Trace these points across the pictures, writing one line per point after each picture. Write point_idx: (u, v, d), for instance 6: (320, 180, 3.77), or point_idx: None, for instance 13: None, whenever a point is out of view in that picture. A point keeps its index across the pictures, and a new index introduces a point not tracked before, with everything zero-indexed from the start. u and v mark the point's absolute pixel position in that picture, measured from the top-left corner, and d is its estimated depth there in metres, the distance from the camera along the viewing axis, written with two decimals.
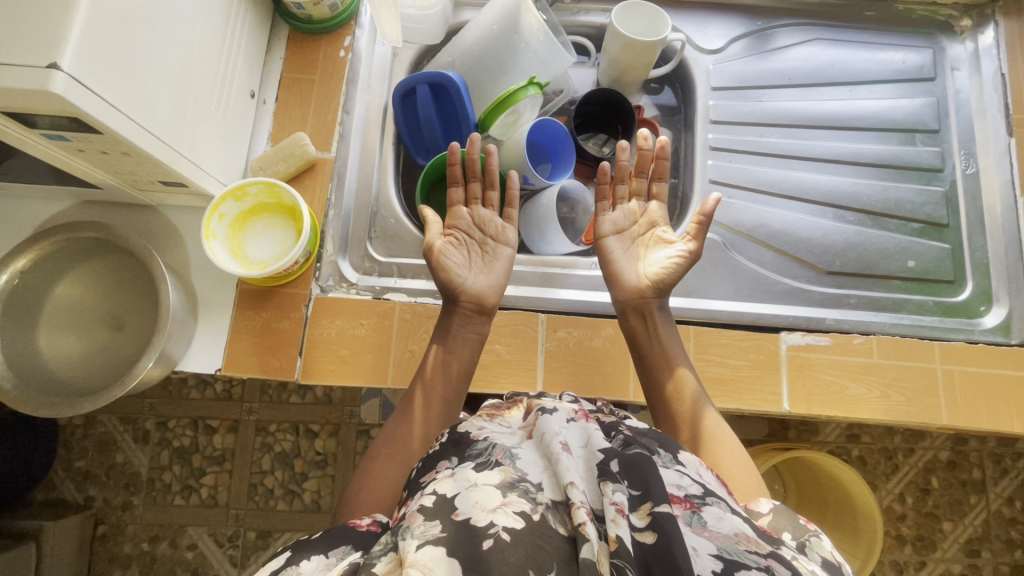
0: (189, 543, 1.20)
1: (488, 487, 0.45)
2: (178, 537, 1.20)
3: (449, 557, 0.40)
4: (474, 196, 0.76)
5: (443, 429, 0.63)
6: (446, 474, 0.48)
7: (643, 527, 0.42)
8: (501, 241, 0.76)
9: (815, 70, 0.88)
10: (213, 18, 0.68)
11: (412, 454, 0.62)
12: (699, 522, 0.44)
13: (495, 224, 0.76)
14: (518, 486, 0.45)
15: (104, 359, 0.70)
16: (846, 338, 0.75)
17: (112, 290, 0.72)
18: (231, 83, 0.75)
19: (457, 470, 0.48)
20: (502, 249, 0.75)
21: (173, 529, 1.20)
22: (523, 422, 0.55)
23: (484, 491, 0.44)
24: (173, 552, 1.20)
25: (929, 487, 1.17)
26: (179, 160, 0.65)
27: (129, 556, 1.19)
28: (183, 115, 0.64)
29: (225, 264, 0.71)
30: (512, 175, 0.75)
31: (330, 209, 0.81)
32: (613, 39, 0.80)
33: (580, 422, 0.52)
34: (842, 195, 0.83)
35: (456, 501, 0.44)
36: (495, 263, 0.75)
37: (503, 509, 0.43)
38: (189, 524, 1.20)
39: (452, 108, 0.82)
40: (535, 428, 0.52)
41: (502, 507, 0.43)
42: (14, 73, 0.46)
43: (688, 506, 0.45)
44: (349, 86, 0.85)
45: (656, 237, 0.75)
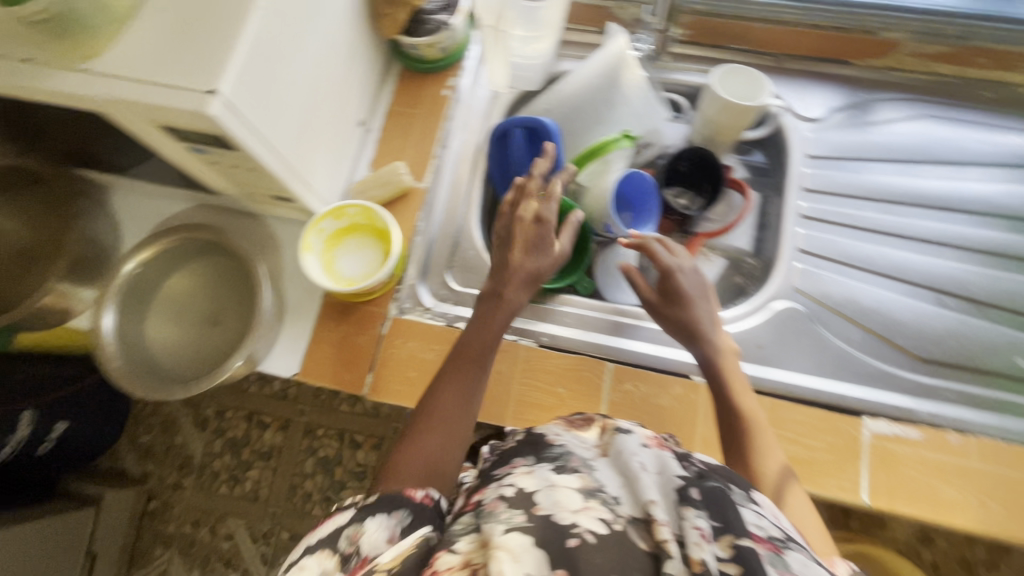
0: (227, 533, 1.24)
1: (569, 490, 0.45)
2: (217, 526, 1.24)
3: (536, 546, 0.40)
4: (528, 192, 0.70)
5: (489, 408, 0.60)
6: (523, 469, 0.49)
7: (727, 558, 0.40)
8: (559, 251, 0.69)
9: (920, 147, 0.84)
10: (339, 53, 0.74)
11: (459, 432, 0.59)
12: (783, 564, 0.40)
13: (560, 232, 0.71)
14: (598, 494, 0.45)
15: (198, 351, 0.76)
16: (940, 434, 0.70)
17: (214, 289, 0.78)
18: (345, 110, 0.81)
19: (535, 468, 0.49)
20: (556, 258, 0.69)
21: (215, 516, 1.25)
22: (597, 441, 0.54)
23: (565, 493, 0.44)
24: (211, 539, 1.24)
25: None
26: (293, 178, 0.71)
27: (172, 535, 1.25)
28: (303, 139, 0.70)
29: (316, 276, 0.76)
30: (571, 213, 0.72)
31: (417, 235, 0.85)
32: (711, 100, 0.81)
33: (654, 449, 0.51)
34: (944, 279, 0.78)
35: (537, 497, 0.45)
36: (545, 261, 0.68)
37: (585, 512, 0.43)
38: (229, 514, 1.25)
39: (543, 152, 0.85)
40: (611, 446, 0.52)
41: (584, 510, 0.43)
42: (180, 96, 0.53)
43: (772, 547, 0.42)
44: (448, 123, 0.90)
45: (693, 289, 0.71)
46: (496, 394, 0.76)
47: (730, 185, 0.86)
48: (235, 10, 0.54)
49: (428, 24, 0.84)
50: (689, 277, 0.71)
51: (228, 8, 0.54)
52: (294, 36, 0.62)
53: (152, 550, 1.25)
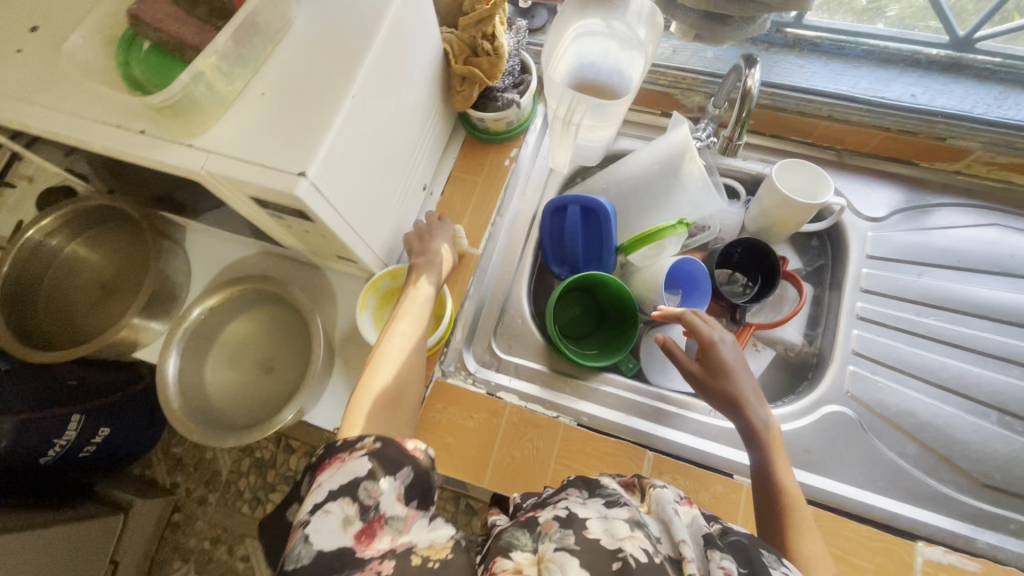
0: (244, 554, 1.26)
1: (618, 520, 0.51)
2: (235, 547, 1.27)
3: (582, 565, 0.47)
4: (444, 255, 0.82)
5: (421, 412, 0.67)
6: (577, 500, 0.56)
7: None
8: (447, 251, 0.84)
9: (989, 255, 0.82)
10: (412, 129, 0.79)
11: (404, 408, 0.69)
12: None
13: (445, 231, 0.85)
14: (643, 529, 0.51)
15: (253, 398, 0.79)
16: (1001, 570, 0.65)
17: (270, 337, 0.82)
18: (413, 178, 0.85)
19: (588, 500, 0.55)
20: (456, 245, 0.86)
21: (234, 536, 1.27)
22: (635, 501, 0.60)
23: (615, 523, 0.51)
24: (228, 558, 1.26)
25: None
26: (360, 245, 0.74)
27: (191, 549, 1.28)
28: (373, 208, 0.74)
29: (369, 334, 0.80)
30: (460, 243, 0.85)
31: (467, 300, 0.87)
32: (769, 194, 0.82)
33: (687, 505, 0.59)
34: (1010, 400, 0.74)
35: (589, 522, 0.51)
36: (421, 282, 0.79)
37: (631, 540, 0.49)
38: (248, 534, 1.27)
39: (598, 230, 0.86)
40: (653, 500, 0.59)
41: (630, 537, 0.49)
42: (273, 176, 0.57)
43: None
44: (506, 192, 0.93)
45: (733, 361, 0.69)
46: (532, 470, 0.76)
47: (785, 277, 0.85)
48: (330, 100, 0.59)
49: (499, 101, 0.88)
50: (730, 349, 0.70)
51: (325, 100, 0.59)
52: (376, 119, 0.67)
53: (171, 563, 1.28)
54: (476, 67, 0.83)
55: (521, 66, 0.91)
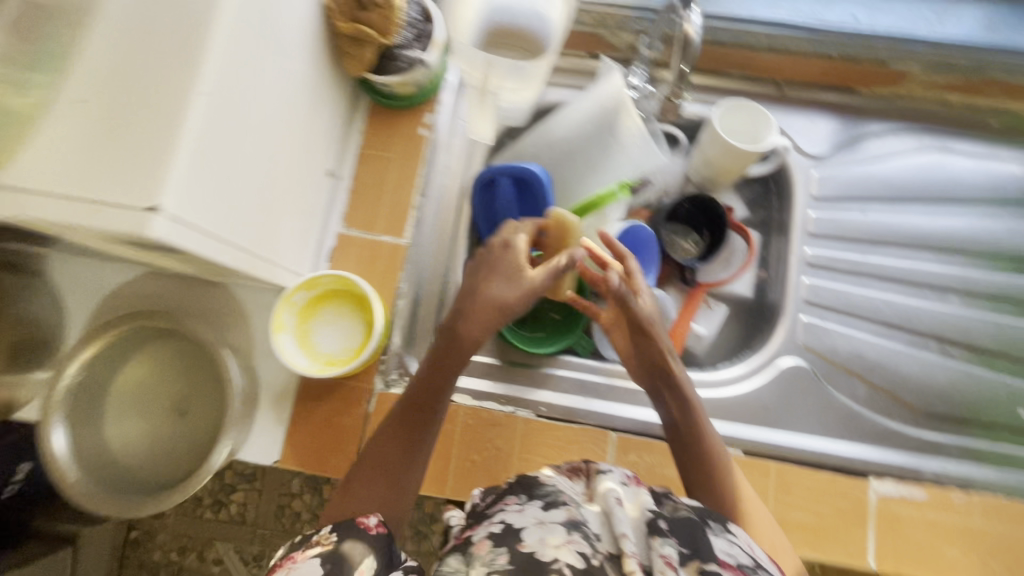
0: (216, 558, 1.20)
1: (554, 525, 0.51)
2: (206, 551, 1.20)
3: None
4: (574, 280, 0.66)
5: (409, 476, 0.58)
6: (514, 508, 0.55)
7: None
8: (490, 297, 0.62)
9: (928, 182, 0.80)
10: (298, 111, 0.65)
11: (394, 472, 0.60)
12: None
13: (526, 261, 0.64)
14: (581, 530, 0.51)
15: (169, 449, 0.68)
16: (945, 493, 0.69)
17: (173, 377, 0.70)
18: (310, 167, 0.72)
19: (526, 506, 0.54)
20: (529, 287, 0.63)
21: (201, 542, 1.21)
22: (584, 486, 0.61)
23: (550, 530, 0.50)
24: (199, 565, 1.21)
25: None
26: (259, 263, 0.63)
27: (157, 563, 1.21)
28: (261, 218, 0.61)
29: (291, 360, 0.70)
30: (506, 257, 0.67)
31: (399, 299, 0.77)
32: (712, 141, 0.75)
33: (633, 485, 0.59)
34: (949, 329, 0.76)
35: (523, 534, 0.51)
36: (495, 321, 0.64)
37: (568, 547, 0.49)
38: (217, 538, 1.20)
39: (534, 202, 0.77)
40: (593, 488, 0.59)
41: (566, 545, 0.49)
42: (116, 215, 0.44)
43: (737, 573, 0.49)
44: (426, 166, 0.82)
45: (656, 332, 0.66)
46: (495, 472, 0.73)
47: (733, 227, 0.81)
48: (171, 102, 0.45)
49: (399, 61, 0.74)
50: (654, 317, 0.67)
51: (164, 103, 0.45)
52: (246, 113, 0.53)
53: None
54: (366, 24, 0.68)
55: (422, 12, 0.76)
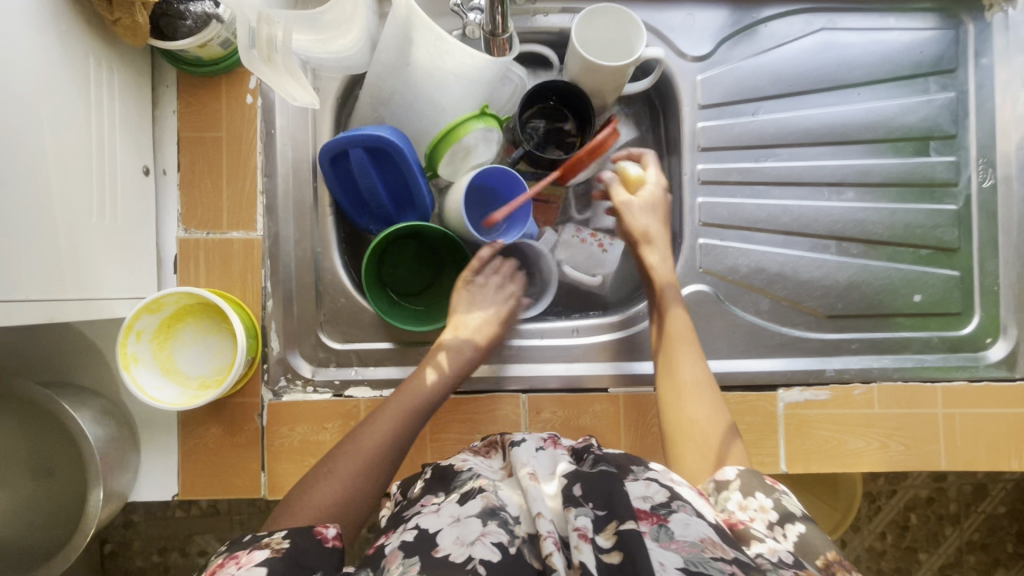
0: (201, 551, 1.02)
1: (469, 519, 0.45)
2: (187, 547, 1.02)
3: None
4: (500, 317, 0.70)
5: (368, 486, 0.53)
6: (431, 507, 0.49)
7: (609, 547, 0.42)
8: (477, 335, 0.68)
9: (818, 69, 0.74)
10: (57, 105, 0.52)
11: (372, 463, 0.55)
12: (667, 534, 0.43)
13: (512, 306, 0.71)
14: (498, 515, 0.46)
15: (48, 513, 0.62)
16: (846, 389, 0.71)
17: (22, 437, 0.62)
18: (114, 171, 0.60)
19: (442, 504, 0.49)
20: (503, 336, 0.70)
21: (180, 539, 1.01)
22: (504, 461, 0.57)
23: (464, 525, 0.45)
24: (186, 562, 1.02)
25: (908, 524, 1.04)
26: (67, 305, 0.53)
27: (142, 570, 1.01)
28: (47, 252, 0.51)
29: (155, 397, 0.62)
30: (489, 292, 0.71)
31: (268, 299, 0.70)
32: (572, 57, 0.66)
33: (549, 449, 0.55)
34: (847, 225, 0.74)
35: (437, 537, 0.45)
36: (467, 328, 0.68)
37: (482, 540, 0.44)
38: (197, 533, 1.02)
39: (396, 169, 0.68)
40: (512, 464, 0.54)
41: (481, 538, 0.44)
42: None
43: (655, 520, 0.44)
44: (266, 141, 0.70)
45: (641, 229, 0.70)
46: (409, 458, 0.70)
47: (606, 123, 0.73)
48: None
49: (185, 19, 0.60)
50: (646, 207, 0.70)
51: None
52: None
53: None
54: None
55: None
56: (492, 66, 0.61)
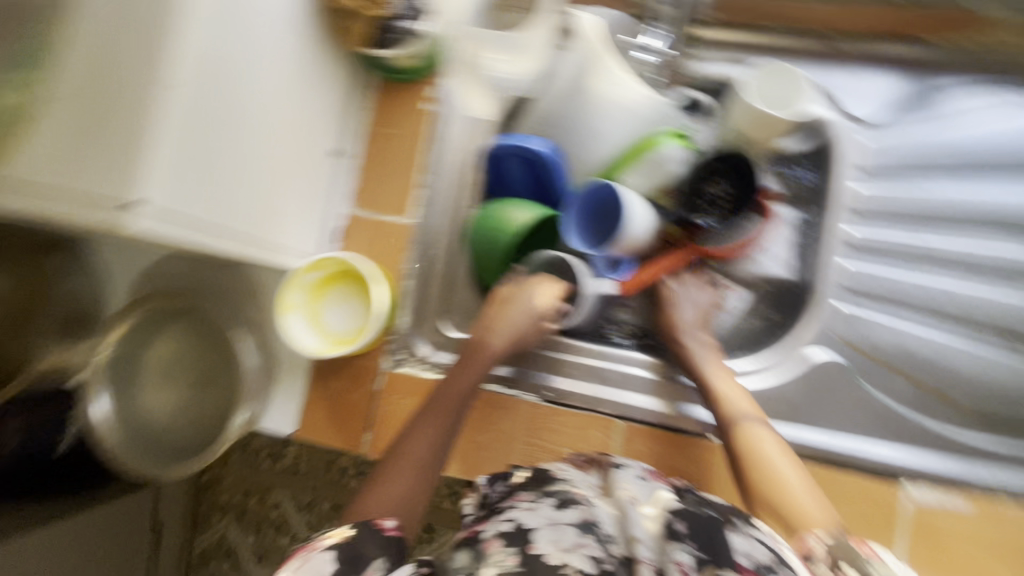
0: (274, 503, 1.15)
1: (566, 527, 0.46)
2: (265, 497, 1.15)
3: None
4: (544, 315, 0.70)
5: (423, 488, 0.60)
6: (525, 504, 0.50)
7: None
8: (522, 328, 0.69)
9: (1001, 151, 0.70)
10: (291, 89, 0.63)
11: (420, 465, 0.61)
12: None
13: (552, 306, 0.70)
14: (595, 531, 0.46)
15: (199, 417, 0.76)
16: (995, 507, 0.62)
17: (197, 353, 0.78)
18: (313, 148, 0.71)
19: (537, 504, 0.50)
20: (546, 333, 0.71)
21: (262, 488, 1.15)
22: (600, 477, 0.57)
23: (561, 531, 0.46)
24: (261, 509, 1.15)
25: None
26: (255, 249, 0.64)
27: (229, 504, 1.16)
28: (258, 203, 0.62)
29: (302, 343, 0.72)
30: (539, 293, 0.70)
31: (406, 279, 0.77)
32: (740, 110, 0.67)
33: (651, 482, 0.53)
34: (1013, 320, 0.68)
35: (533, 534, 0.46)
36: (505, 326, 0.69)
37: (579, 550, 0.45)
38: (276, 486, 1.15)
39: (543, 181, 0.74)
40: (609, 483, 0.54)
41: (577, 547, 0.45)
42: (103, 209, 0.47)
43: None
44: (434, 143, 0.78)
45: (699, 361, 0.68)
46: (498, 454, 0.73)
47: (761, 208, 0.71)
48: (141, 81, 0.45)
49: (392, 32, 0.69)
50: (693, 322, 0.71)
51: (127, 96, 0.45)
52: (227, 105, 0.53)
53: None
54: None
55: None
56: (654, 106, 0.68)
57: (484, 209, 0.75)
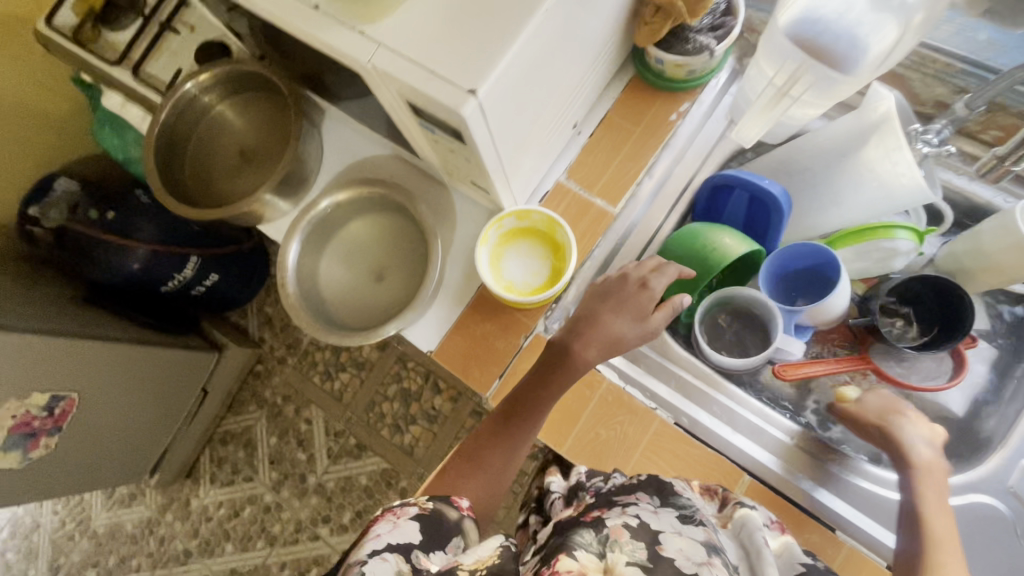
0: (307, 418, 1.25)
1: (695, 541, 0.47)
2: (301, 409, 1.25)
3: None
4: (640, 315, 0.64)
5: (496, 489, 0.61)
6: (649, 506, 0.51)
7: None
8: (619, 326, 0.64)
9: None
10: (586, 53, 0.68)
11: (491, 465, 0.61)
12: None
13: (654, 305, 0.64)
14: (723, 555, 0.47)
15: (362, 302, 0.82)
16: None
17: (383, 246, 0.84)
18: (568, 114, 0.76)
19: (660, 509, 0.51)
20: (649, 333, 0.64)
21: (301, 400, 1.26)
22: (719, 512, 0.59)
23: (690, 543, 0.46)
24: (294, 417, 1.25)
25: None
26: (500, 179, 0.69)
27: (266, 400, 1.28)
28: (523, 141, 0.67)
29: (484, 271, 0.76)
30: (642, 298, 0.64)
31: (588, 259, 0.80)
32: (999, 232, 0.65)
33: (774, 531, 0.58)
34: None
35: (661, 537, 0.47)
36: (595, 322, 0.64)
37: (711, 567, 0.45)
38: (315, 403, 1.25)
39: (764, 221, 0.76)
40: (735, 520, 0.56)
41: (710, 565, 0.45)
42: (447, 89, 0.51)
43: None
44: (663, 150, 0.81)
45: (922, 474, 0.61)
46: (614, 453, 0.72)
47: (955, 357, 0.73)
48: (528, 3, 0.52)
49: (689, 43, 0.75)
50: (921, 431, 0.64)
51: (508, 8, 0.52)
52: (557, 42, 0.58)
53: (248, 405, 1.29)
54: None
55: (727, 7, 0.76)
56: (921, 196, 0.64)
57: (688, 227, 0.75)
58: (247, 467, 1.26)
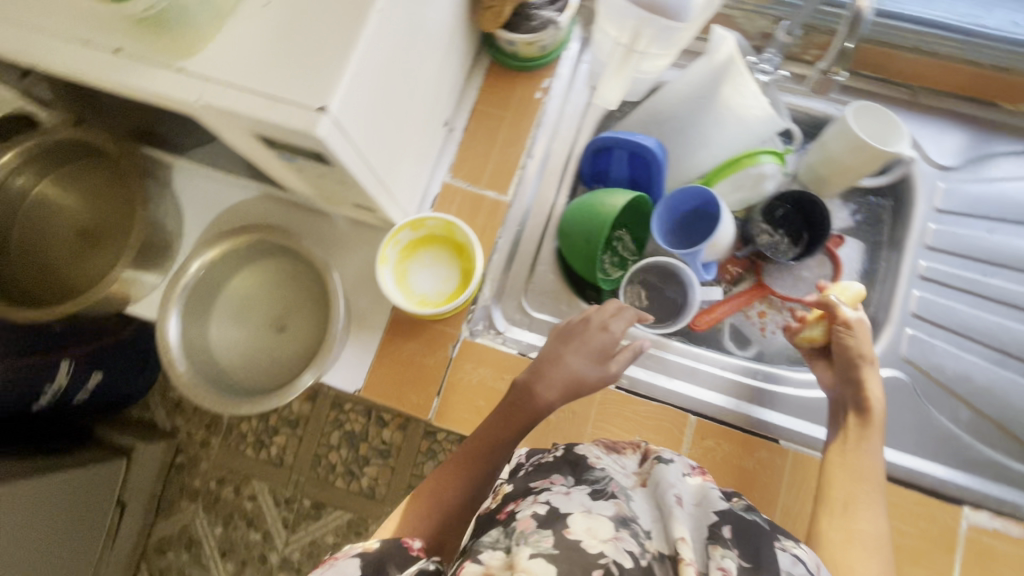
0: (250, 494, 1.12)
1: (601, 517, 0.44)
2: (241, 486, 1.13)
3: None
4: (603, 359, 0.65)
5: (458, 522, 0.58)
6: (561, 488, 0.49)
7: None
8: (584, 372, 0.65)
9: None
10: (437, 48, 0.66)
11: (450, 500, 0.59)
12: None
13: (616, 347, 0.66)
14: (629, 526, 0.44)
15: (270, 360, 0.75)
16: None
17: (274, 294, 0.77)
18: (435, 113, 0.74)
19: (572, 489, 0.48)
20: (609, 375, 0.66)
21: (239, 476, 1.13)
22: (639, 467, 0.56)
23: (597, 520, 0.43)
24: (235, 498, 1.13)
25: None
26: (382, 193, 0.65)
27: (197, 490, 1.14)
28: (395, 148, 0.64)
29: (392, 291, 0.72)
30: (601, 335, 0.66)
31: (494, 252, 0.79)
32: (840, 136, 0.72)
33: (696, 479, 0.52)
34: None
35: (569, 519, 0.44)
36: (562, 367, 0.65)
37: (614, 543, 0.42)
38: (254, 476, 1.13)
39: (647, 175, 0.78)
40: (650, 477, 0.52)
41: (614, 540, 0.42)
42: (288, 111, 0.47)
43: None
44: (537, 129, 0.82)
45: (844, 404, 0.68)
46: (567, 433, 0.73)
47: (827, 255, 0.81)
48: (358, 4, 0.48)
49: (534, 20, 0.75)
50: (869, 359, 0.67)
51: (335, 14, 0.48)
52: (401, 41, 0.55)
53: (178, 503, 1.15)
54: None
55: None
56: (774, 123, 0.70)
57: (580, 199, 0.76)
58: (195, 569, 1.13)
